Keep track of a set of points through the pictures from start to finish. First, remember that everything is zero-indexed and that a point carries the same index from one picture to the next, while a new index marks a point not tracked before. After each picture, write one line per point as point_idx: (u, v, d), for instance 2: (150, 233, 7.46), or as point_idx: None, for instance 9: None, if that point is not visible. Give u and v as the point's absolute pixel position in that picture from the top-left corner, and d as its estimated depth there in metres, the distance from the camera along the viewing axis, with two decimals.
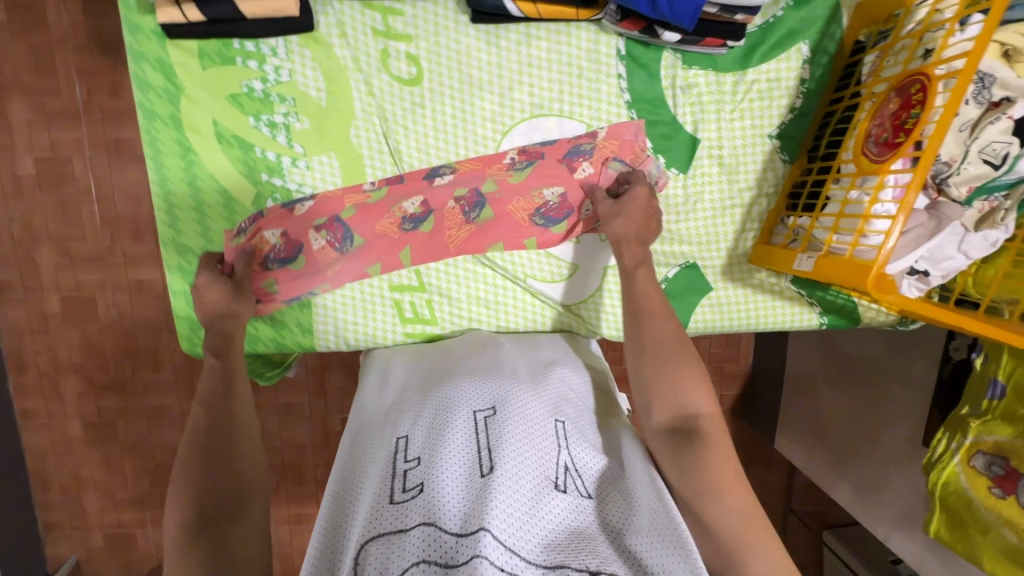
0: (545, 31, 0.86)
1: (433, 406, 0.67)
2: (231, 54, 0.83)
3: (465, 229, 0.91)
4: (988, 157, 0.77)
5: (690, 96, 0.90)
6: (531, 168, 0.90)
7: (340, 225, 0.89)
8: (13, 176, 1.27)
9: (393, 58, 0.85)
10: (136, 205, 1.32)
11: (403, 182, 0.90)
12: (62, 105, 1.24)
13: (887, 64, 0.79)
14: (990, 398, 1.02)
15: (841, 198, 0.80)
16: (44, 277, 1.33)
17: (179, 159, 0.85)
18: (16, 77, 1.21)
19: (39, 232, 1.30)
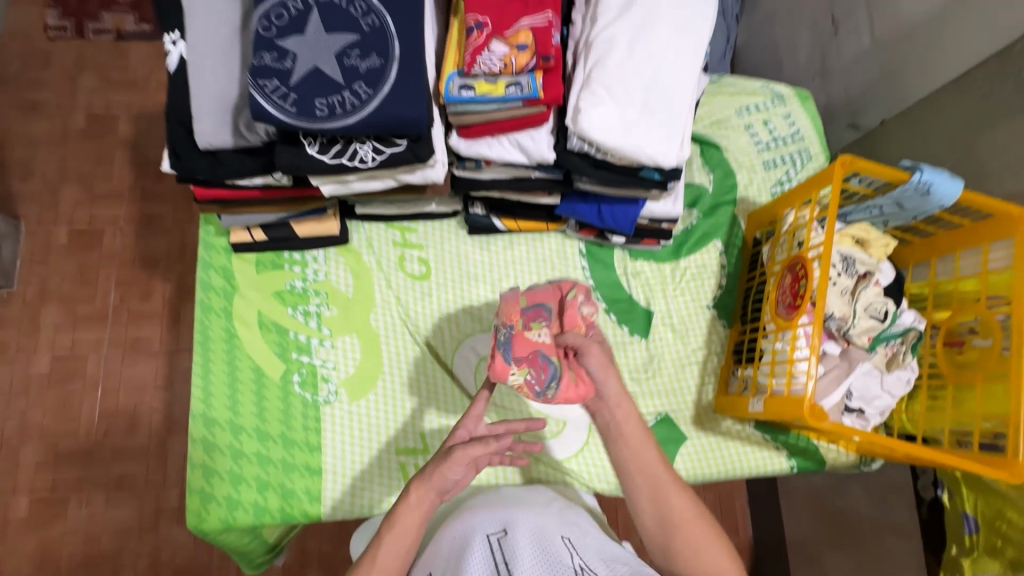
0: (524, 238, 1.14)
1: (452, 539, 0.74)
2: (281, 262, 1.06)
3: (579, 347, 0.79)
4: (874, 313, 1.01)
5: (640, 280, 1.16)
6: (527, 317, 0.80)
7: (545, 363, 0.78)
8: (26, 375, 1.39)
9: (408, 261, 1.10)
10: (137, 398, 1.40)
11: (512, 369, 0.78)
12: (95, 309, 1.44)
13: (777, 251, 1.08)
14: (970, 533, 1.08)
15: (771, 348, 0.99)
16: (21, 477, 1.34)
17: (222, 342, 1.01)
18: (60, 288, 1.44)
19: (32, 430, 1.37)
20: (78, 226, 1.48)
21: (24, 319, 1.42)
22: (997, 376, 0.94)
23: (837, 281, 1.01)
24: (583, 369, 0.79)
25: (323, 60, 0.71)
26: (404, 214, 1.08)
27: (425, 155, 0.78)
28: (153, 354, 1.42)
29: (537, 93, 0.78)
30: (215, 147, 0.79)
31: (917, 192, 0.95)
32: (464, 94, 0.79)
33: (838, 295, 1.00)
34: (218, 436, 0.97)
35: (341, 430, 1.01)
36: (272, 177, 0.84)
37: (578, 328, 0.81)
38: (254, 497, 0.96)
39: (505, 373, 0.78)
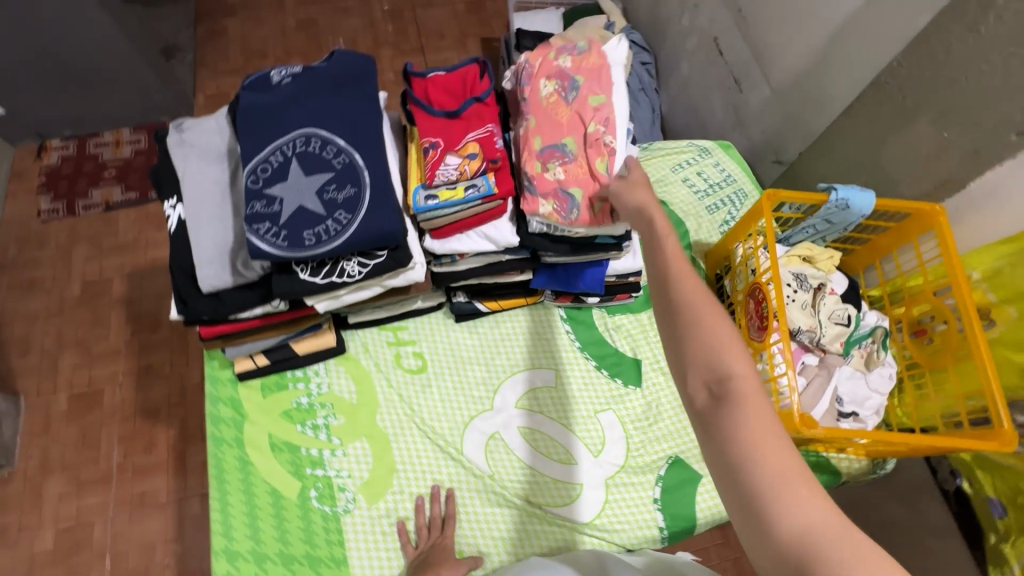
0: (508, 315, 1.23)
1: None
2: (285, 382, 1.12)
3: (587, 167, 0.93)
4: (838, 320, 1.09)
5: (621, 332, 1.23)
6: (558, 172, 0.92)
7: (567, 196, 0.91)
8: (29, 555, 1.36)
9: (404, 357, 1.17)
10: (149, 556, 1.37)
11: (537, 193, 0.91)
12: (98, 470, 1.44)
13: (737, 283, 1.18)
14: (999, 517, 1.08)
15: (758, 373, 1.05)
16: None
17: (237, 471, 1.04)
18: (63, 455, 1.45)
19: None
20: (76, 391, 1.53)
21: (27, 496, 1.41)
22: (962, 354, 1.01)
23: (797, 298, 1.10)
24: (601, 204, 0.92)
25: (306, 199, 0.82)
26: (394, 314, 1.18)
27: (404, 259, 0.89)
28: (162, 505, 1.41)
29: (493, 190, 0.91)
30: (216, 287, 0.88)
31: (841, 210, 1.07)
32: (430, 203, 0.90)
33: (801, 310, 1.09)
34: (243, 569, 0.97)
35: (365, 537, 1.01)
36: (271, 304, 0.92)
37: (585, 176, 0.93)
38: None
39: (535, 207, 0.91)
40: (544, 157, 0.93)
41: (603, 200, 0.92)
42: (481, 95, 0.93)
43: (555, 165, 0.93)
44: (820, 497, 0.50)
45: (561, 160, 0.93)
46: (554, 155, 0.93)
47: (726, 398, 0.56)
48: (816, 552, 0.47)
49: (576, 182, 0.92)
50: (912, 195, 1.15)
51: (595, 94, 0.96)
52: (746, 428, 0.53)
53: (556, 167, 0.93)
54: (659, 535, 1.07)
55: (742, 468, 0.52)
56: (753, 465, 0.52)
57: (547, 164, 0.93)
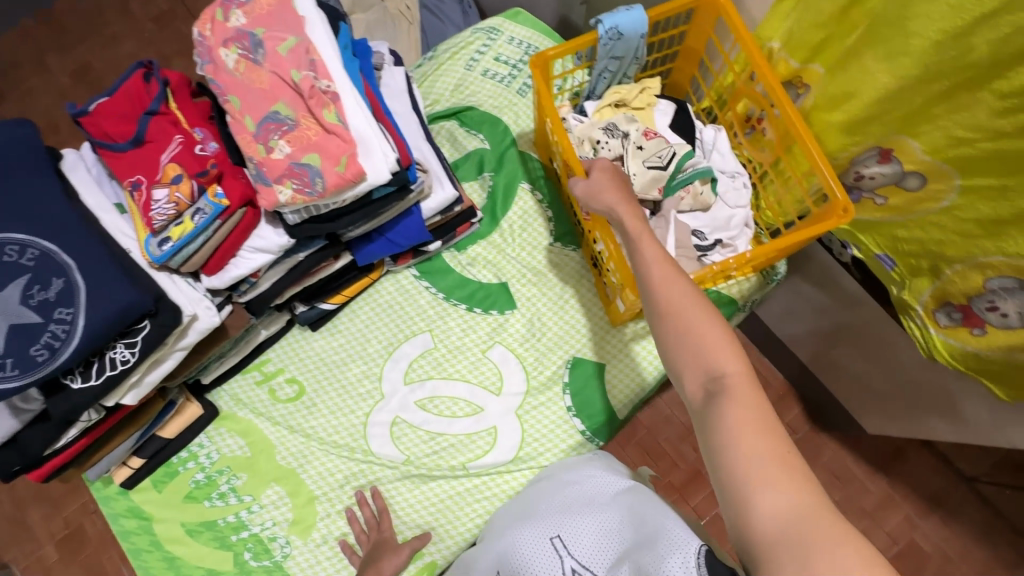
0: (363, 300, 1.15)
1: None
2: (174, 467, 1.07)
3: (316, 125, 0.82)
4: (656, 162, 1.00)
5: (479, 263, 1.16)
6: (286, 147, 0.81)
7: (303, 168, 0.80)
8: None
9: (278, 390, 1.11)
10: None
11: (271, 182, 0.80)
12: None
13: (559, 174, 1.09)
14: (891, 269, 0.96)
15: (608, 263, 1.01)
16: None
17: (169, 570, 1.03)
18: None
19: None
20: (61, 535, 1.32)
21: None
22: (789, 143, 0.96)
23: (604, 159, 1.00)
24: (347, 155, 0.81)
25: (16, 315, 0.73)
26: (247, 354, 1.10)
27: (171, 318, 0.80)
28: None
29: (222, 204, 0.81)
30: (7, 435, 0.80)
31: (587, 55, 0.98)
32: (166, 248, 0.80)
33: None
34: None
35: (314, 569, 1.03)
36: (82, 419, 0.85)
37: (314, 137, 0.82)
38: None
39: (274, 198, 0.80)
40: (263, 136, 0.82)
41: (346, 153, 0.81)
42: (151, 112, 0.82)
43: (279, 141, 0.81)
44: (808, 489, 0.54)
45: (284, 131, 0.82)
46: (273, 133, 0.82)
47: (718, 393, 0.60)
48: (794, 542, 0.51)
49: (304, 151, 0.81)
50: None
51: (282, 42, 0.84)
52: (732, 424, 0.58)
53: (280, 142, 0.81)
54: (585, 438, 1.07)
55: (725, 461, 0.57)
56: (739, 465, 0.56)
57: (273, 147, 0.81)
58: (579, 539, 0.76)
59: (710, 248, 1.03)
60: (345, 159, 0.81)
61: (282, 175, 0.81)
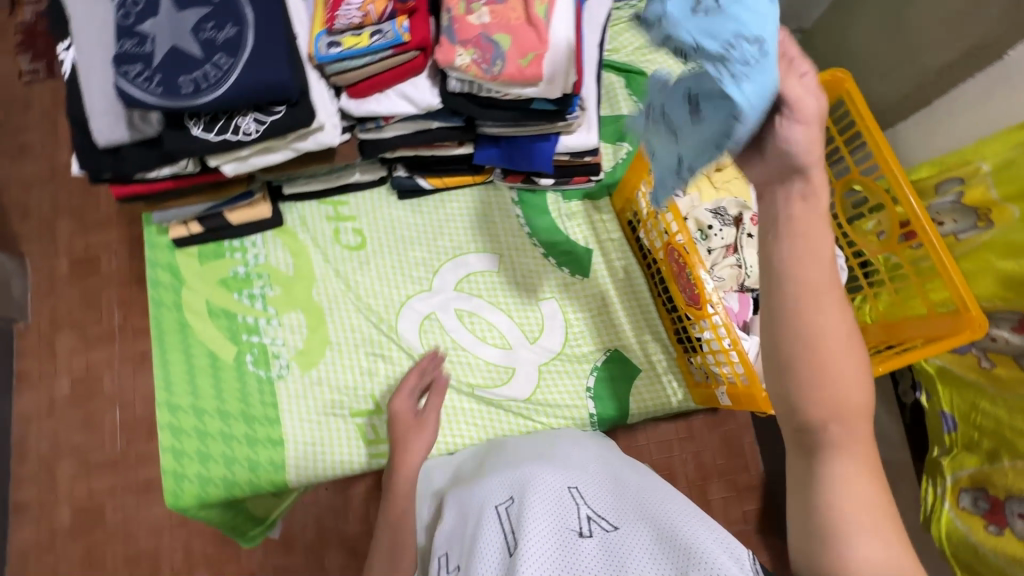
0: (455, 195, 1.15)
1: (463, 511, 0.78)
2: (223, 251, 1.11)
3: (521, 12, 0.81)
4: None
5: (575, 218, 1.15)
6: (485, 17, 0.80)
7: (490, 44, 0.79)
8: (50, 398, 1.56)
9: (343, 233, 1.13)
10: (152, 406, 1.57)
11: (456, 41, 0.79)
12: (103, 329, 1.60)
13: (652, 236, 1.01)
14: (948, 432, 1.03)
15: (703, 338, 0.94)
16: (61, 489, 1.52)
17: (177, 335, 1.06)
18: (71, 315, 1.60)
19: (63, 445, 1.54)
20: None
21: (42, 347, 1.59)
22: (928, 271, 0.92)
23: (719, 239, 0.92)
24: (535, 53, 0.79)
25: (182, 40, 0.74)
26: (332, 188, 1.10)
27: (304, 117, 0.80)
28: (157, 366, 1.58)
29: (402, 38, 0.80)
30: (114, 143, 0.82)
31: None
32: (333, 52, 0.81)
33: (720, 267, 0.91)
34: (183, 420, 1.02)
35: (298, 400, 1.05)
36: (178, 165, 0.87)
37: (513, 22, 0.80)
38: (223, 472, 1.01)
39: (451, 57, 0.79)
40: None
41: (534, 51, 0.79)
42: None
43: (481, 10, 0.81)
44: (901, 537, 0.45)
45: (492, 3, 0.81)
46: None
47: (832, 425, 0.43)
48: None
49: (500, 29, 0.80)
50: (934, 68, 0.96)
51: None
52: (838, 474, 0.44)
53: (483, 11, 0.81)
54: (589, 421, 1.06)
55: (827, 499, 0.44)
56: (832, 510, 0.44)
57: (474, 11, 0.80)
58: (599, 495, 0.72)
59: None
60: (531, 55, 0.79)
61: (468, 40, 0.79)
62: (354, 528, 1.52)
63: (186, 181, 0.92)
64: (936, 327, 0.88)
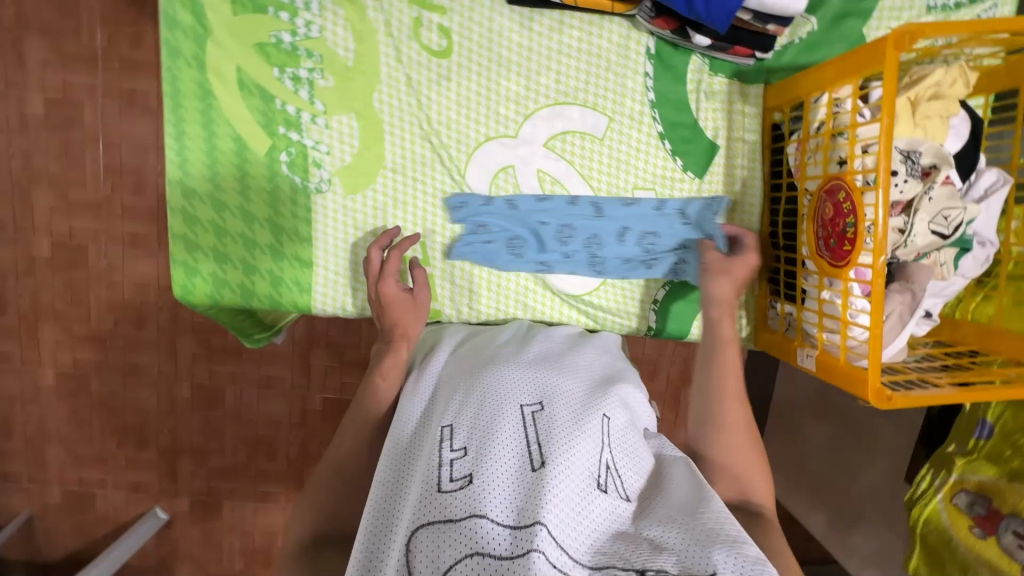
0: (579, 20, 0.87)
1: (478, 393, 0.68)
2: (264, 4, 0.82)
3: None
4: (939, 226, 0.76)
5: (713, 101, 0.91)
6: None
7: None
8: (21, 114, 1.32)
9: (425, 28, 0.86)
10: (142, 157, 1.36)
11: None
12: (81, 49, 1.30)
13: (808, 160, 0.81)
14: (977, 437, 1.03)
15: (815, 295, 0.81)
16: (38, 220, 1.38)
17: (197, 102, 0.85)
18: (39, 16, 1.28)
19: (39, 173, 1.36)
20: None
21: (6, 48, 1.29)
22: None
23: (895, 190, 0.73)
24: None
25: None
26: None
27: None
28: (150, 111, 1.33)
29: None
30: None
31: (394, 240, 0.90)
32: None
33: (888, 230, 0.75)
34: (199, 210, 0.88)
35: (335, 224, 0.90)
36: None
37: None
38: (241, 279, 0.90)
39: None
40: None
41: None
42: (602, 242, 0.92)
43: None
44: None
45: None
46: None
47: None
48: None
49: None
50: None
51: None
52: None
53: None
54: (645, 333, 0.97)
55: None
56: None
57: None
58: (619, 442, 0.68)
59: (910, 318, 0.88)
60: None
61: None
62: (347, 337, 1.48)
63: None
64: None
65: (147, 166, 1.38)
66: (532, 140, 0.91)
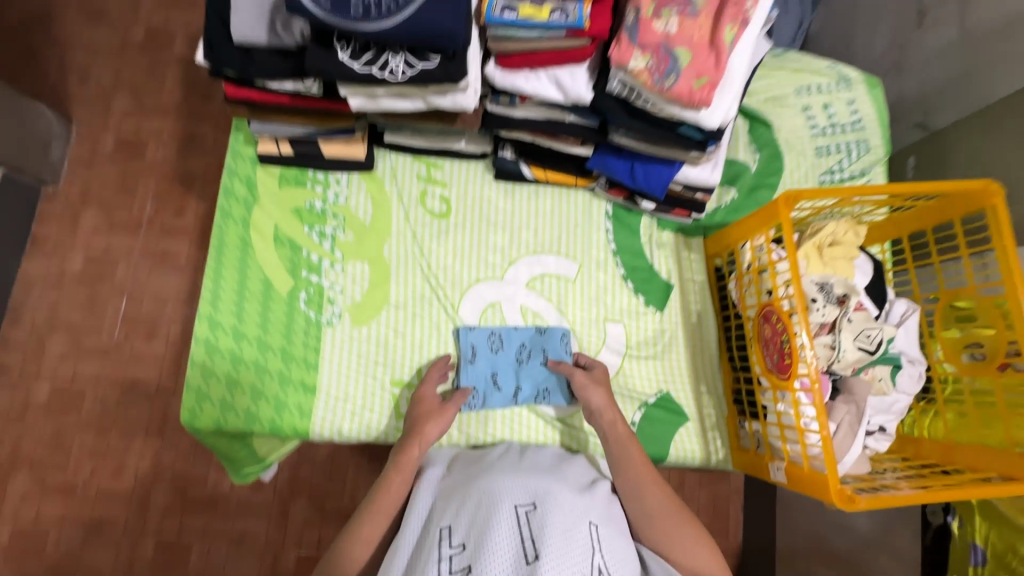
0: (551, 192, 1.11)
1: (477, 493, 0.72)
2: (304, 180, 1.06)
3: (707, 26, 0.76)
4: (863, 343, 0.89)
5: (664, 250, 1.11)
6: (674, 27, 0.75)
7: (668, 55, 0.74)
8: (60, 271, 1.47)
9: (429, 197, 1.08)
10: (161, 307, 1.47)
11: (636, 38, 0.74)
12: (131, 217, 1.50)
13: (745, 292, 0.98)
14: (974, 565, 0.95)
15: (773, 408, 0.90)
16: (45, 365, 1.42)
17: (237, 251, 1.02)
18: (101, 193, 1.51)
19: (59, 322, 1.45)
20: None
21: (65, 217, 1.49)
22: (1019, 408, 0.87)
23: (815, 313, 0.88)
24: (710, 75, 0.75)
25: None
26: (433, 150, 1.06)
27: (458, 76, 0.76)
28: (178, 267, 1.49)
29: (582, 25, 0.74)
30: (252, 42, 0.79)
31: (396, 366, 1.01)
32: (506, 16, 0.74)
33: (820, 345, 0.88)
34: (220, 340, 0.98)
35: (340, 353, 1.01)
36: (303, 84, 0.83)
37: (700, 35, 0.76)
38: (247, 404, 0.97)
39: (625, 58, 0.74)
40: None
41: (705, 76, 0.75)
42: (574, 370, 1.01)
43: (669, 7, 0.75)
44: None
45: (687, 10, 0.76)
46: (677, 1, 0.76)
47: None
48: None
49: (681, 44, 0.75)
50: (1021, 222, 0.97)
51: None
52: None
53: (670, 14, 0.75)
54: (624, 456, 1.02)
55: None
56: None
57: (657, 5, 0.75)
58: (614, 547, 0.71)
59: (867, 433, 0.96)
60: (705, 84, 0.75)
61: (660, 27, 0.75)
62: (331, 484, 1.43)
63: (305, 97, 0.87)
64: (1010, 465, 0.83)
65: (163, 315, 1.48)
66: (515, 281, 1.07)
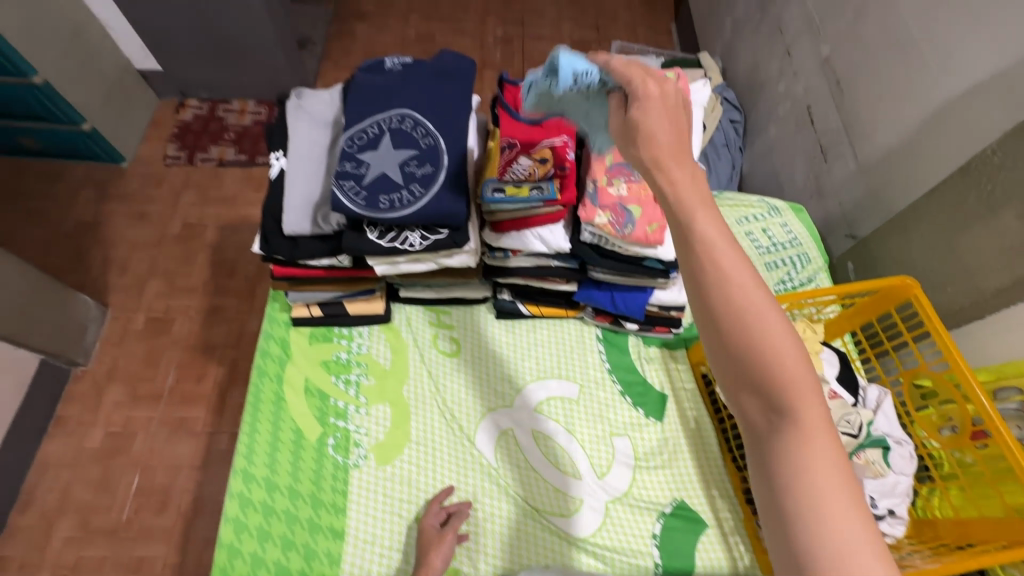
0: (546, 323, 1.27)
1: None
2: (331, 336, 1.21)
3: (651, 186, 0.99)
4: (846, 427, 0.99)
5: (653, 364, 1.24)
6: (626, 190, 0.97)
7: (623, 210, 0.96)
8: (77, 449, 1.52)
9: (441, 339, 1.24)
10: (173, 477, 1.50)
11: (598, 200, 0.96)
12: (153, 389, 1.60)
13: None
14: None
15: None
16: (48, 553, 1.40)
17: (271, 405, 1.12)
18: (127, 369, 1.63)
19: (70, 502, 1.46)
20: None
21: (90, 395, 1.58)
22: (1004, 473, 0.93)
23: None
24: (657, 223, 0.97)
25: (391, 169, 0.93)
26: (441, 299, 1.24)
27: (462, 241, 0.96)
28: (195, 434, 1.55)
29: (556, 195, 0.95)
30: (298, 233, 1.00)
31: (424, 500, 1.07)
32: (496, 195, 0.96)
33: None
34: (254, 492, 1.04)
35: (367, 494, 1.07)
36: (336, 259, 1.04)
37: (646, 192, 0.98)
38: (278, 556, 0.99)
39: (592, 216, 0.96)
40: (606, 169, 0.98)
41: (653, 224, 0.97)
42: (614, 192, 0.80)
43: (621, 176, 0.98)
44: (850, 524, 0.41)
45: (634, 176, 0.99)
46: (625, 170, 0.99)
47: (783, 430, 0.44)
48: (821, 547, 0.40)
49: (634, 201, 0.97)
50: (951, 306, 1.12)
51: None
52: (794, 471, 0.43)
53: (622, 181, 0.98)
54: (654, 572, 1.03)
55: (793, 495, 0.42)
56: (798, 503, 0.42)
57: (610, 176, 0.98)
58: None
59: (881, 516, 0.99)
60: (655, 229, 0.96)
61: (615, 192, 0.97)
62: None
63: (338, 269, 1.07)
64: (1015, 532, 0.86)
65: (175, 485, 1.50)
66: (525, 406, 1.18)
